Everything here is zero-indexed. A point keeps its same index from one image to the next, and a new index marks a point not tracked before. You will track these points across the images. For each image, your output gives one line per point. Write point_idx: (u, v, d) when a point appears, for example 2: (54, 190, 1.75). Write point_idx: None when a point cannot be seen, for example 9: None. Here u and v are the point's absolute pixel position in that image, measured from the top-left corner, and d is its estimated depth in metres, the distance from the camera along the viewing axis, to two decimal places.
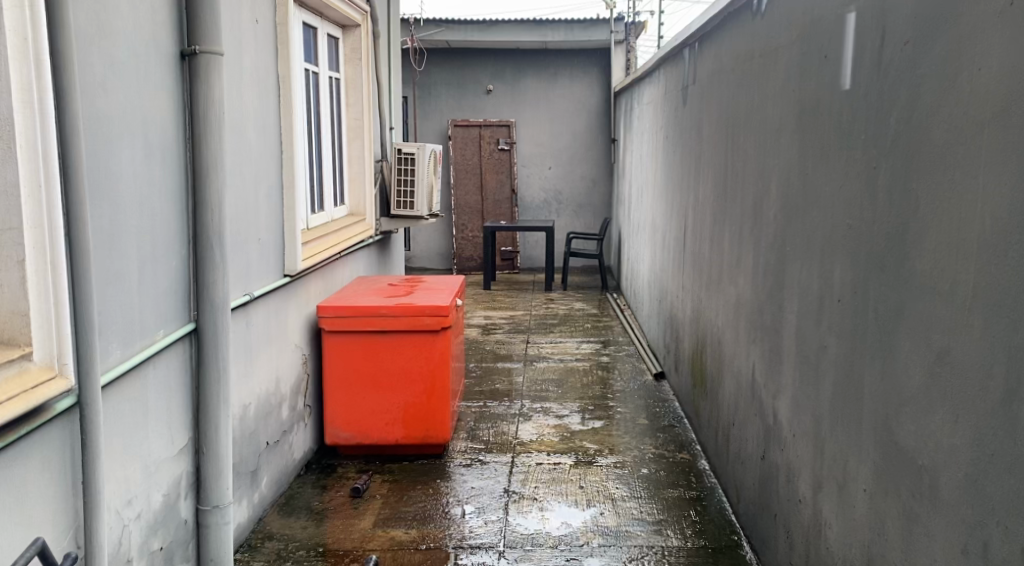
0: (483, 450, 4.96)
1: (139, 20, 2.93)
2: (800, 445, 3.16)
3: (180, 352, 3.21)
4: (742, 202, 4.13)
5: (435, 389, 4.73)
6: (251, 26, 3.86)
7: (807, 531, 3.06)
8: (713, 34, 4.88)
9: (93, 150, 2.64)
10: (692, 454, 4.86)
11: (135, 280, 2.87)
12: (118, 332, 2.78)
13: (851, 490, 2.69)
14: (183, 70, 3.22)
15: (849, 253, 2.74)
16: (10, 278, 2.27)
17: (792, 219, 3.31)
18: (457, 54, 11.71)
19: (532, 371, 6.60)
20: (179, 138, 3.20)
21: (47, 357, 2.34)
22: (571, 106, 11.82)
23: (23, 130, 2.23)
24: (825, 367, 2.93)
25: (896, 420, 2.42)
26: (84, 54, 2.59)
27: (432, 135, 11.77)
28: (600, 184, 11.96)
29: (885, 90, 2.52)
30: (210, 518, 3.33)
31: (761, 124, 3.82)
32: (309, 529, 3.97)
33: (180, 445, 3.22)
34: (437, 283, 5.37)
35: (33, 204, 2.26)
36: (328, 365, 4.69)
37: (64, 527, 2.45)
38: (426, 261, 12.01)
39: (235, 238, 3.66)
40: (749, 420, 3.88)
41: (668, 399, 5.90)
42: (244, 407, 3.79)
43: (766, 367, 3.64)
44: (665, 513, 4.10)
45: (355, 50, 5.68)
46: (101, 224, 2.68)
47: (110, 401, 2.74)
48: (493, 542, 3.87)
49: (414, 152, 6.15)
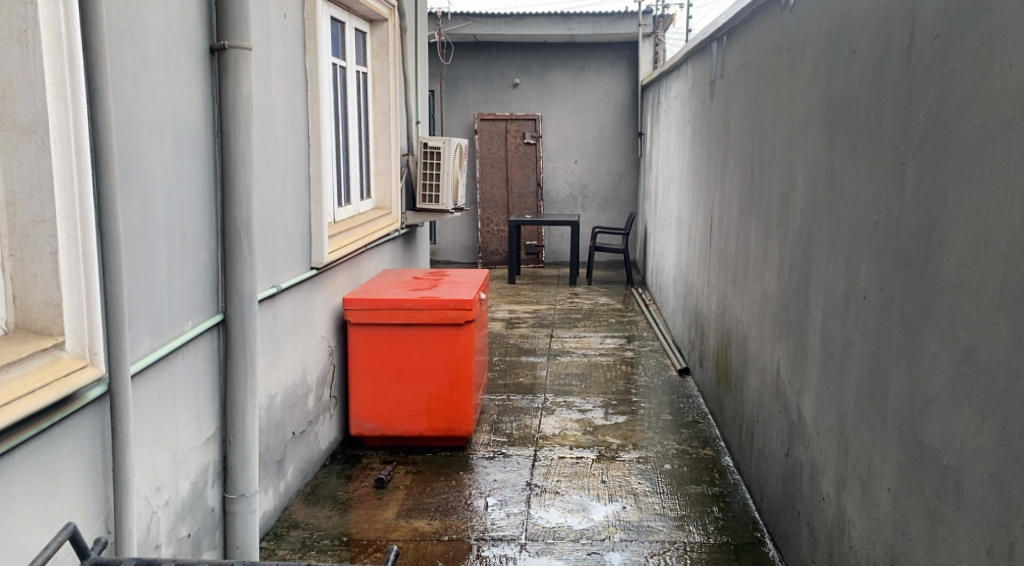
0: (506, 443, 4.99)
1: (170, 13, 2.96)
2: (824, 442, 3.15)
3: (207, 343, 3.25)
4: (769, 197, 4.10)
5: (459, 382, 4.75)
6: (280, 20, 3.89)
7: (830, 529, 3.05)
8: (741, 27, 4.86)
9: (125, 146, 2.68)
10: (716, 450, 4.85)
11: (164, 271, 2.92)
12: (148, 322, 2.81)
13: (875, 489, 2.68)
14: (212, 65, 3.25)
15: (876, 249, 2.74)
16: (42, 270, 2.29)
17: (819, 215, 3.30)
18: (485, 47, 11.74)
19: (556, 365, 6.61)
20: (208, 131, 3.24)
21: (79, 347, 2.37)
22: (598, 99, 11.79)
23: (57, 124, 2.25)
24: (850, 365, 2.93)
25: (920, 419, 2.42)
26: (117, 49, 2.63)
27: (458, 129, 11.82)
28: (626, 178, 11.93)
29: (913, 85, 2.52)
30: (236, 506, 3.36)
31: (788, 119, 3.81)
32: (334, 519, 4.01)
33: (208, 435, 3.27)
34: (461, 277, 5.39)
35: (66, 197, 2.29)
36: (353, 357, 4.73)
37: (95, 513, 2.49)
38: (452, 254, 12.08)
39: (263, 232, 3.71)
40: (774, 417, 3.88)
41: (691, 394, 5.89)
42: (271, 397, 3.83)
43: (790, 365, 3.65)
44: (687, 509, 4.11)
45: (381, 44, 5.72)
46: (132, 217, 2.71)
47: (139, 390, 2.78)
48: (514, 534, 3.89)
49: (439, 146, 6.21)
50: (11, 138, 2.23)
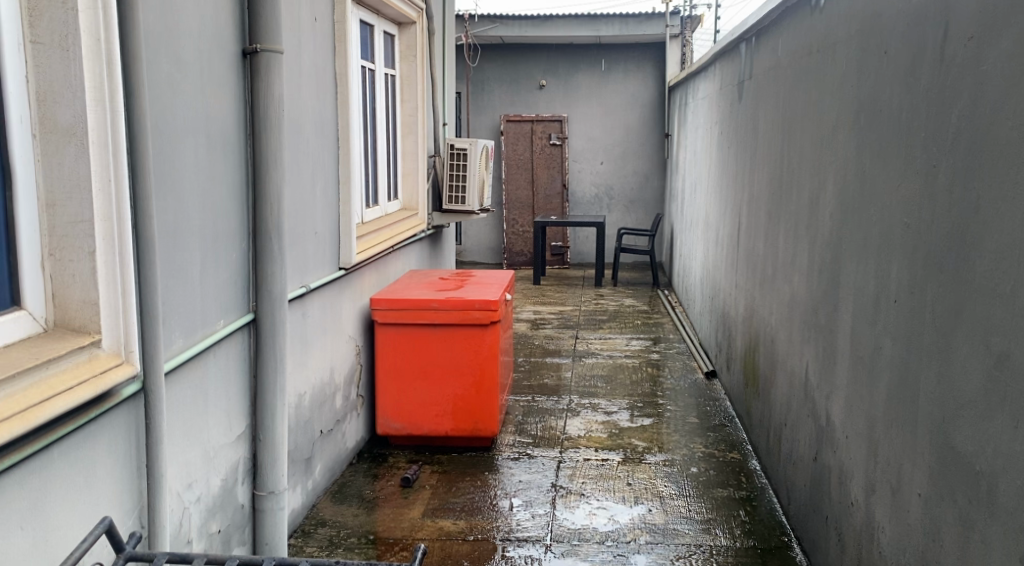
0: (531, 444, 5.01)
1: (204, 16, 3.01)
2: (853, 446, 3.15)
3: (238, 342, 3.29)
4: (798, 199, 4.09)
5: (484, 382, 4.77)
6: (311, 22, 3.93)
7: (859, 535, 3.05)
8: (771, 28, 4.85)
9: (160, 148, 2.72)
10: (743, 455, 4.84)
11: (197, 271, 2.96)
12: (181, 321, 2.86)
13: (905, 495, 2.68)
14: (244, 68, 3.30)
15: (906, 253, 2.73)
16: (81, 269, 2.33)
17: (848, 217, 3.30)
18: (511, 49, 11.78)
19: (581, 366, 6.62)
20: (240, 134, 3.28)
21: (115, 345, 2.41)
22: (624, 100, 11.78)
23: (95, 126, 2.29)
24: (880, 369, 2.92)
25: (952, 424, 2.41)
26: (153, 53, 2.67)
27: (484, 130, 11.87)
28: (653, 179, 11.90)
29: (946, 87, 2.51)
30: (265, 503, 3.40)
31: (817, 121, 3.80)
32: (361, 517, 4.04)
33: (238, 433, 3.31)
34: (487, 278, 5.41)
35: (103, 198, 2.33)
36: (380, 357, 4.76)
37: (129, 508, 2.53)
38: (477, 255, 12.12)
39: (293, 233, 3.75)
40: (802, 421, 3.87)
41: (718, 398, 5.88)
42: (300, 396, 3.87)
43: (818, 369, 3.64)
44: (713, 513, 4.11)
45: (410, 47, 5.75)
46: (166, 217, 2.76)
47: (172, 388, 2.82)
48: (540, 535, 3.91)
49: (466, 148, 6.24)
50: (52, 141, 2.28)
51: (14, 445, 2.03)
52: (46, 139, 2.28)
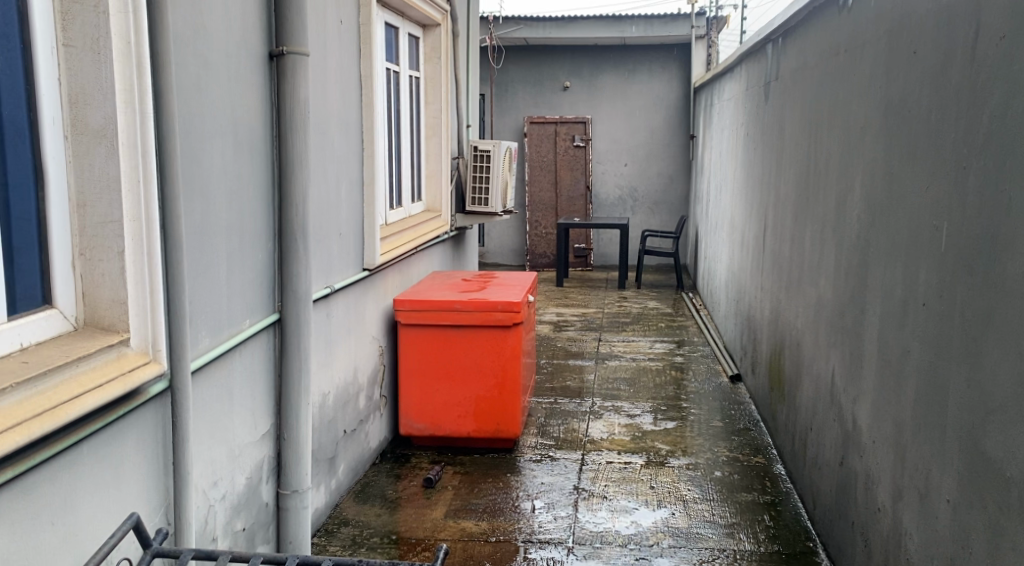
0: (554, 447, 5.00)
1: (232, 19, 3.03)
2: (881, 452, 3.12)
3: (264, 342, 3.31)
4: (824, 201, 4.07)
5: (507, 384, 4.77)
6: (337, 24, 3.95)
7: (886, 541, 3.03)
8: (798, 29, 4.83)
9: (188, 149, 2.74)
10: (767, 459, 4.82)
11: (223, 271, 2.98)
12: (207, 320, 2.88)
13: (934, 501, 2.65)
14: (271, 70, 3.31)
15: (936, 256, 2.71)
16: (110, 269, 2.35)
17: (876, 220, 3.28)
18: (535, 51, 11.79)
19: (603, 369, 6.61)
20: (266, 135, 3.30)
21: (143, 343, 2.42)
22: (649, 102, 11.75)
23: (125, 127, 2.31)
24: (908, 373, 2.90)
25: (982, 429, 2.39)
26: (181, 55, 2.69)
27: (508, 132, 11.88)
28: (677, 181, 11.86)
29: (978, 88, 2.48)
30: (289, 502, 3.42)
31: (845, 123, 3.78)
32: (384, 517, 4.06)
33: (263, 432, 3.33)
34: (509, 279, 5.41)
35: (132, 199, 2.35)
36: (403, 358, 4.78)
37: (156, 505, 2.55)
38: (500, 256, 12.13)
39: (318, 234, 3.76)
40: (828, 425, 3.84)
41: (743, 401, 5.85)
42: (324, 395, 3.89)
43: (844, 373, 3.62)
44: (737, 517, 4.09)
45: (434, 49, 5.77)
46: (193, 218, 2.78)
47: (199, 386, 2.84)
48: (562, 537, 3.91)
49: (489, 149, 6.24)
50: (83, 142, 2.30)
51: (45, 441, 2.06)
52: (77, 140, 2.30)
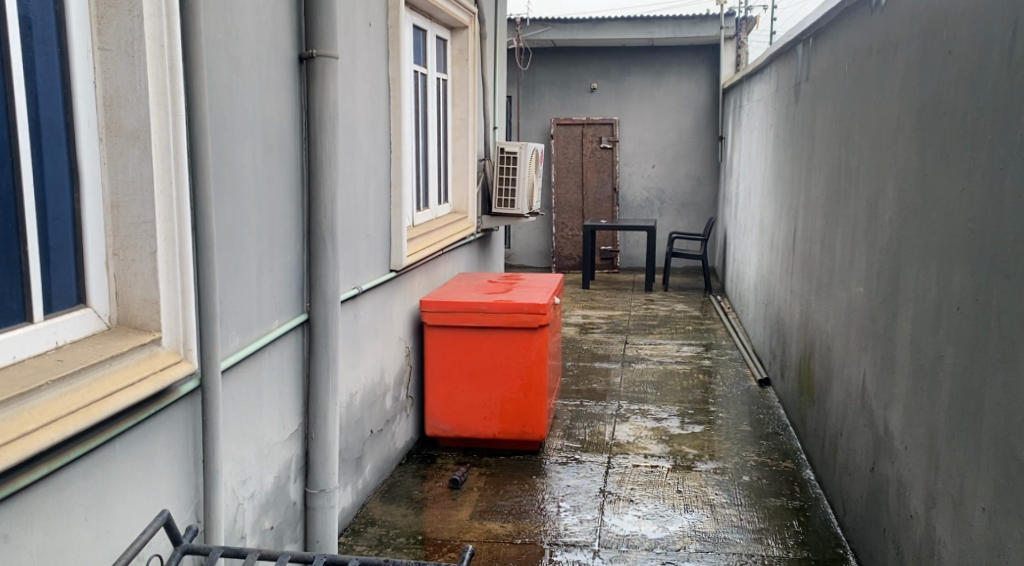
0: (580, 449, 4.99)
1: (263, 21, 3.05)
2: (913, 458, 3.09)
3: (292, 342, 3.33)
4: (856, 204, 4.04)
5: (533, 386, 4.77)
6: (366, 27, 3.97)
7: (918, 548, 2.99)
8: (829, 30, 4.80)
9: (220, 151, 2.77)
10: (796, 464, 4.78)
11: (253, 271, 3.00)
12: (237, 321, 2.89)
13: (968, 508, 2.62)
14: (300, 72, 3.33)
15: (971, 259, 2.68)
16: (143, 269, 2.37)
17: (909, 223, 3.25)
18: (563, 53, 11.79)
19: (630, 372, 6.59)
20: (296, 136, 3.31)
21: (174, 342, 2.44)
22: (677, 103, 11.71)
23: (157, 130, 2.33)
24: (941, 378, 2.87)
25: (1018, 436, 2.35)
26: (214, 58, 2.71)
27: (535, 134, 11.89)
28: (705, 183, 11.80)
29: (1014, 89, 2.45)
30: (317, 501, 3.44)
31: (877, 124, 3.75)
32: (410, 517, 4.06)
33: (291, 432, 3.35)
34: (536, 281, 5.41)
35: (165, 200, 2.37)
36: (429, 359, 4.79)
37: (186, 503, 2.57)
38: (526, 258, 12.13)
39: (346, 234, 3.78)
40: (859, 431, 3.81)
41: (771, 406, 5.81)
42: (351, 395, 3.91)
43: (876, 378, 3.59)
44: (766, 522, 4.06)
45: (462, 51, 5.78)
46: (224, 219, 2.80)
47: (228, 385, 2.86)
48: (588, 540, 3.90)
49: (516, 151, 6.23)
50: (117, 144, 2.32)
51: (79, 438, 2.08)
52: (111, 142, 2.32)
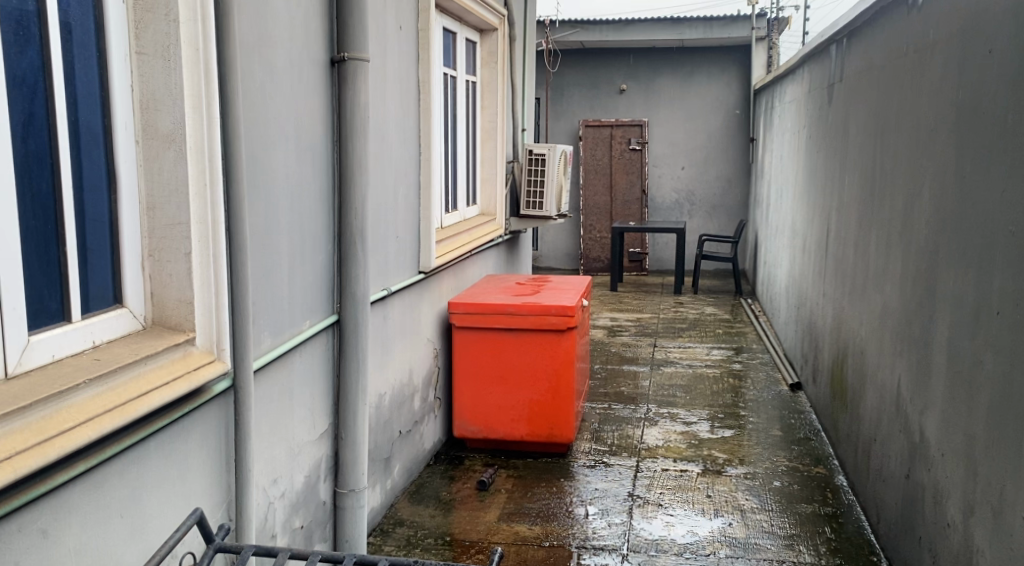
0: (608, 452, 4.98)
1: (296, 23, 3.07)
2: (950, 465, 3.05)
3: (322, 343, 3.34)
4: (890, 206, 4.00)
5: (561, 388, 4.75)
6: (398, 28, 3.98)
7: (955, 556, 2.95)
8: (863, 31, 4.75)
9: (253, 153, 2.78)
10: (828, 469, 4.74)
11: (286, 272, 3.02)
12: (269, 321, 2.91)
13: (1007, 516, 2.59)
14: (332, 75, 3.35)
15: (1011, 263, 2.64)
16: (178, 270, 2.39)
17: (946, 226, 3.21)
18: (592, 54, 11.78)
19: (658, 375, 6.56)
20: (328, 137, 3.33)
21: (207, 342, 2.46)
22: (707, 105, 11.66)
23: (192, 132, 2.35)
24: (980, 385, 2.83)
25: None
26: (247, 61, 2.73)
27: (563, 136, 11.88)
28: (735, 185, 11.73)
29: None
30: (346, 501, 3.45)
31: (913, 126, 3.71)
32: (438, 518, 4.07)
33: (320, 432, 3.36)
34: (565, 283, 5.40)
35: (200, 201, 2.39)
36: (457, 361, 4.79)
37: (219, 502, 2.59)
38: (554, 261, 12.13)
39: (377, 235, 3.80)
40: (894, 436, 3.76)
41: (803, 410, 5.77)
42: (380, 396, 3.92)
43: (911, 383, 3.55)
44: (797, 529, 4.03)
45: (491, 53, 5.79)
46: (257, 220, 2.82)
47: (260, 386, 2.88)
48: (616, 544, 3.89)
49: (544, 153, 6.23)
50: (153, 147, 2.35)
51: (116, 436, 2.10)
52: (148, 145, 2.35)
